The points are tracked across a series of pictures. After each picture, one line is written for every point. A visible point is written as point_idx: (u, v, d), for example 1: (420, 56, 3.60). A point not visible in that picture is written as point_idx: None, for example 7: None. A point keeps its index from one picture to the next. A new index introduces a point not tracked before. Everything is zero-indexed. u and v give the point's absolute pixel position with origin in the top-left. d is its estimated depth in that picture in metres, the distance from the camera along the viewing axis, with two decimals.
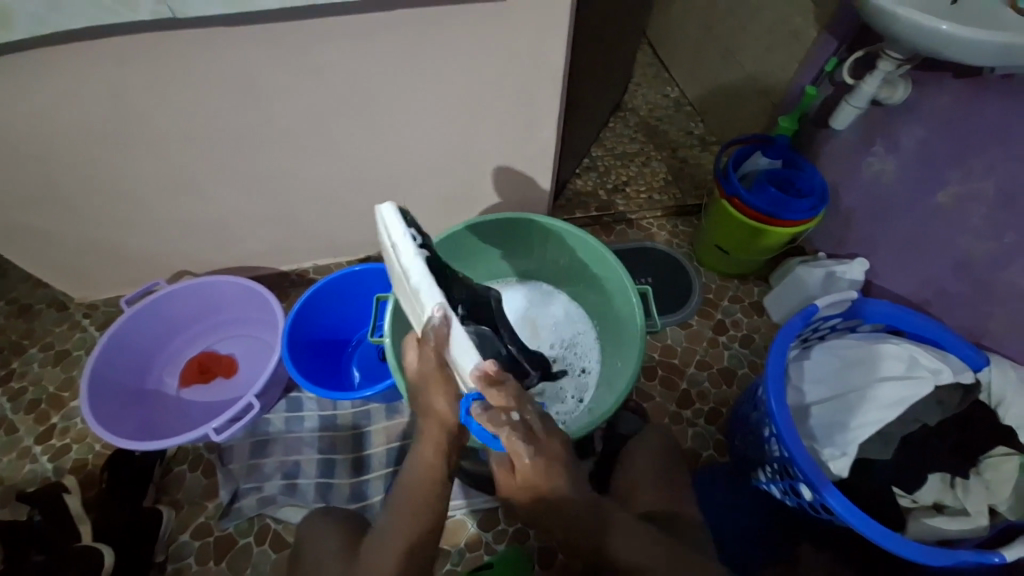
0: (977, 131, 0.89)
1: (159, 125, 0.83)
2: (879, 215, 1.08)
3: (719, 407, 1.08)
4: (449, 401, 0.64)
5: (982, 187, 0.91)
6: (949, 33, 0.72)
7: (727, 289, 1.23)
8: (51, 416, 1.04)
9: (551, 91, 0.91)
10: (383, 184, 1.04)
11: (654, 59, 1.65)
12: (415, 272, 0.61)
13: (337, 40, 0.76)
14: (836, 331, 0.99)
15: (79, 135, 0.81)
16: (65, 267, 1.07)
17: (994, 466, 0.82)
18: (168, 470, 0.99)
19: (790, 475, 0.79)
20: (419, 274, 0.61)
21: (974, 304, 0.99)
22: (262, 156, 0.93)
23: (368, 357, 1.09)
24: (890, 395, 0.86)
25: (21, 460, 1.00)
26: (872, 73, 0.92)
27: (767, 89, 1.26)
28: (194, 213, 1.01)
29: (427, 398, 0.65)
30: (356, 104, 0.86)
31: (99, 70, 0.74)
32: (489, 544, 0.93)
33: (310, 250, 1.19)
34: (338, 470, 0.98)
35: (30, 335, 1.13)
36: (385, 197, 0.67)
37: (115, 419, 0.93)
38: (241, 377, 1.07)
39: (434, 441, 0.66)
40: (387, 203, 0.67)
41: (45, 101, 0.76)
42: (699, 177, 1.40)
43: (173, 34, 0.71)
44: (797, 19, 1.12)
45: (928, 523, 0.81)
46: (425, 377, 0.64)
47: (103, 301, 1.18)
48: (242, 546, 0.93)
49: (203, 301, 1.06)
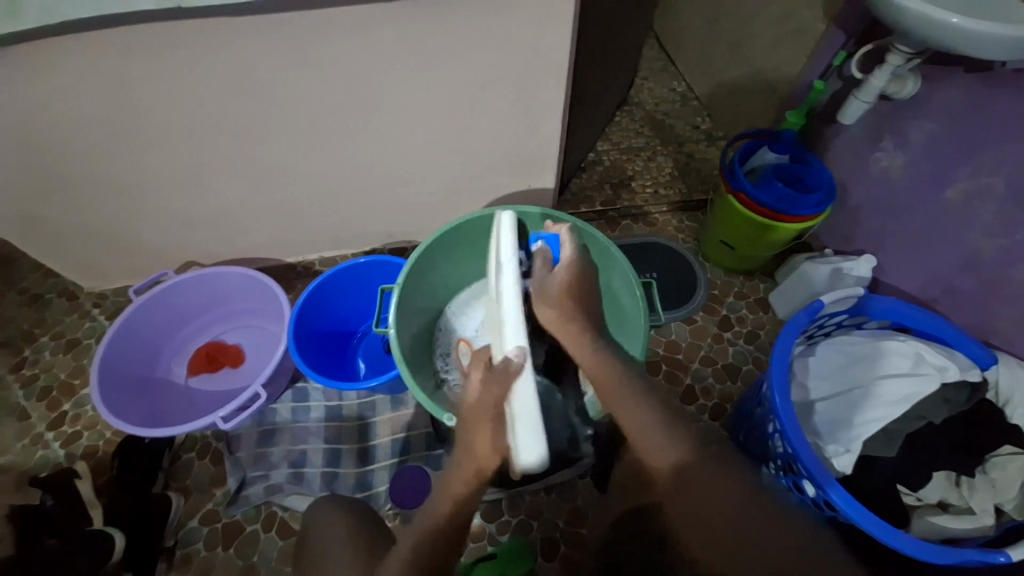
0: (988, 126, 0.88)
1: (168, 117, 0.84)
2: (887, 212, 1.08)
3: (723, 402, 1.08)
4: (492, 444, 0.63)
5: (992, 183, 0.90)
6: (960, 27, 0.71)
7: (733, 284, 1.22)
8: (62, 403, 1.06)
9: (556, 85, 0.91)
10: (388, 176, 1.05)
11: (661, 53, 1.64)
12: (511, 295, 0.70)
13: (343, 32, 0.76)
14: (842, 328, 0.99)
15: (90, 125, 0.83)
16: (75, 257, 1.08)
17: (1000, 465, 0.82)
18: (177, 458, 1.01)
19: (793, 470, 0.80)
20: (514, 302, 0.69)
21: (982, 302, 0.98)
22: (269, 148, 0.94)
23: (373, 349, 1.10)
24: (894, 392, 0.86)
25: (34, 446, 1.02)
26: (881, 67, 0.91)
27: (774, 84, 1.25)
28: (201, 204, 1.02)
29: (472, 433, 0.65)
30: (362, 97, 0.87)
31: (109, 61, 0.74)
32: (492, 535, 0.94)
33: (316, 242, 1.20)
34: (344, 460, 0.99)
35: (41, 323, 1.15)
36: (510, 214, 0.81)
37: (126, 406, 0.94)
38: (248, 368, 1.09)
39: (470, 474, 0.64)
40: (509, 219, 0.80)
41: (56, 92, 0.77)
42: (705, 172, 1.40)
43: (180, 26, 0.72)
44: (806, 13, 1.11)
45: (932, 521, 0.80)
46: (476, 410, 0.65)
47: (112, 291, 1.20)
48: (249, 533, 0.95)
49: (211, 291, 1.08)
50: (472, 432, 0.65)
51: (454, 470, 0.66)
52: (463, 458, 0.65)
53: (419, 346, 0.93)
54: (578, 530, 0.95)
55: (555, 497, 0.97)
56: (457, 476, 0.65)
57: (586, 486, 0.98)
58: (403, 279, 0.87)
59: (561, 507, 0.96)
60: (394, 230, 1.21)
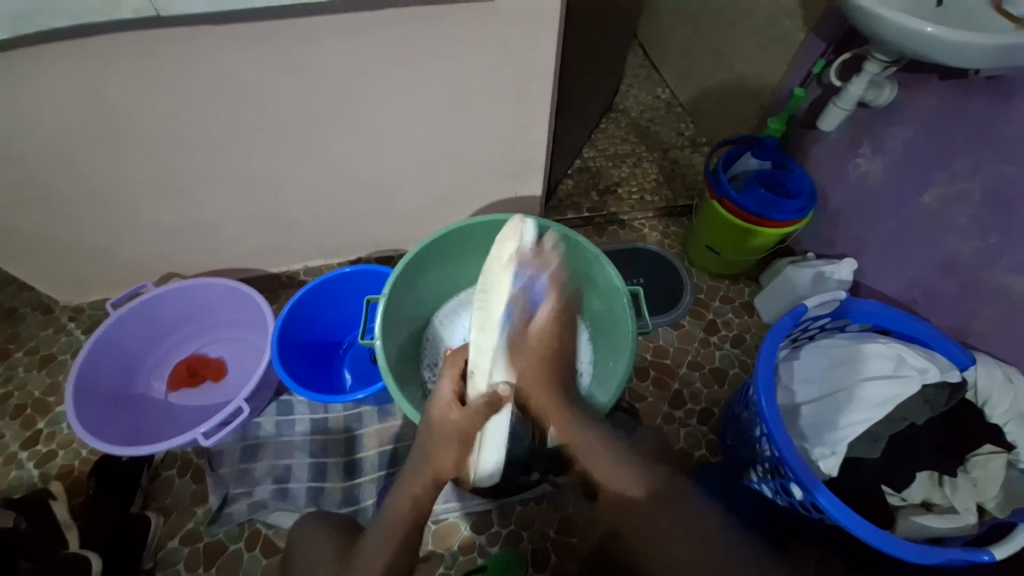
0: (963, 132, 0.90)
1: (147, 126, 0.83)
2: (866, 216, 1.10)
3: (711, 406, 1.09)
4: (454, 459, 0.68)
5: (967, 187, 0.92)
6: (935, 36, 0.73)
7: (719, 289, 1.23)
8: (37, 421, 1.03)
9: (541, 93, 0.91)
10: (373, 185, 1.04)
11: (645, 60, 1.65)
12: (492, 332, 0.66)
13: (326, 40, 0.76)
14: (825, 331, 1.00)
15: (64, 135, 0.80)
16: (49, 270, 1.05)
17: (981, 464, 0.83)
18: (156, 475, 0.98)
19: (780, 474, 0.80)
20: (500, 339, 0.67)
21: (960, 303, 1.00)
22: (251, 157, 0.92)
23: (360, 360, 1.08)
24: (877, 395, 0.87)
25: (6, 466, 0.98)
26: (858, 75, 0.93)
27: (756, 91, 1.26)
28: (181, 215, 1.00)
29: (436, 446, 0.68)
30: (345, 105, 0.86)
31: (84, 70, 0.73)
32: (482, 547, 0.93)
33: (300, 252, 1.18)
34: (330, 474, 0.97)
35: (14, 339, 1.12)
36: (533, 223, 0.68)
37: (102, 424, 0.92)
38: (231, 381, 1.06)
39: (429, 479, 0.68)
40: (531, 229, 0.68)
41: (30, 101, 0.75)
42: (689, 178, 1.41)
43: (160, 35, 0.71)
44: (785, 22, 1.13)
45: (917, 521, 0.81)
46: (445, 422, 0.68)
47: (90, 304, 1.16)
48: (232, 551, 0.92)
49: (191, 304, 1.05)
50: (434, 443, 0.68)
51: (411, 475, 0.69)
52: (423, 465, 0.68)
53: (406, 357, 0.92)
54: (569, 538, 0.94)
55: (546, 506, 0.96)
56: (414, 481, 0.69)
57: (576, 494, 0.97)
58: (389, 290, 0.86)
59: (552, 516, 0.96)
60: (380, 239, 1.20)
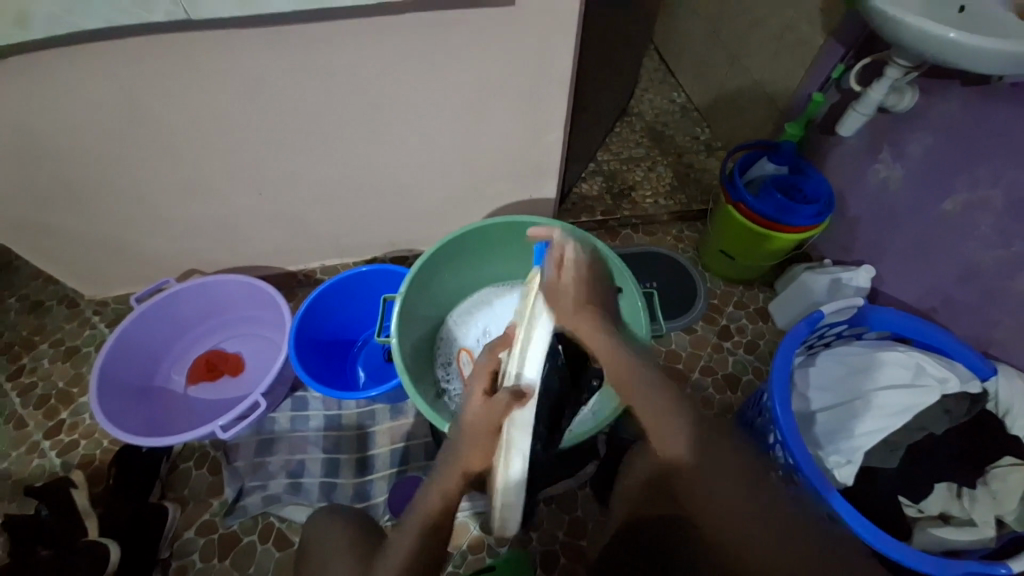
0: (988, 138, 0.88)
1: (174, 126, 0.85)
2: (885, 223, 1.08)
3: (723, 413, 1.08)
4: (482, 459, 0.58)
5: (989, 195, 0.90)
6: (957, 42, 0.72)
7: (733, 294, 1.23)
8: (60, 411, 1.06)
9: (558, 95, 0.92)
10: (390, 186, 1.05)
11: (660, 65, 1.65)
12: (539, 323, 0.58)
13: (348, 44, 0.77)
14: (841, 338, 0.99)
15: (96, 133, 0.83)
16: (75, 264, 1.08)
17: (1001, 476, 0.81)
18: (174, 467, 1.00)
19: (794, 481, 0.79)
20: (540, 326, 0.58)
21: (982, 313, 0.98)
22: (272, 158, 0.94)
23: (373, 359, 1.10)
24: (894, 403, 0.86)
25: (30, 455, 1.01)
26: (878, 80, 0.92)
27: (773, 95, 1.26)
28: (204, 213, 1.02)
29: (467, 457, 0.58)
30: (365, 109, 0.88)
31: (117, 70, 0.75)
32: (491, 547, 0.94)
33: (317, 251, 1.20)
34: (343, 470, 0.99)
35: (41, 331, 1.15)
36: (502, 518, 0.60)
37: (124, 415, 0.94)
38: (247, 376, 1.08)
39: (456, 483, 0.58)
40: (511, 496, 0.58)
41: (64, 100, 0.77)
42: (705, 182, 1.41)
43: (190, 38, 0.73)
44: (804, 26, 1.12)
45: (934, 533, 0.80)
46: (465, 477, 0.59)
47: (114, 299, 1.19)
48: (245, 544, 0.94)
49: (212, 299, 1.08)
50: (460, 445, 0.58)
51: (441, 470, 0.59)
52: (450, 466, 0.59)
53: (420, 356, 0.92)
54: (578, 541, 0.94)
55: (555, 508, 0.97)
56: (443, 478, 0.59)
57: (585, 497, 0.97)
58: (406, 290, 0.87)
59: (561, 518, 0.96)
60: (395, 239, 1.21)
